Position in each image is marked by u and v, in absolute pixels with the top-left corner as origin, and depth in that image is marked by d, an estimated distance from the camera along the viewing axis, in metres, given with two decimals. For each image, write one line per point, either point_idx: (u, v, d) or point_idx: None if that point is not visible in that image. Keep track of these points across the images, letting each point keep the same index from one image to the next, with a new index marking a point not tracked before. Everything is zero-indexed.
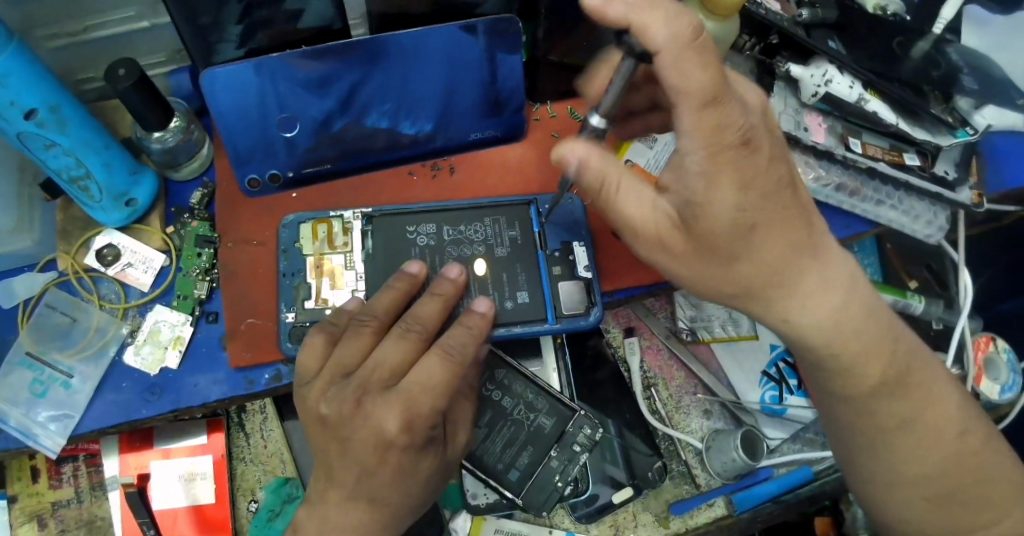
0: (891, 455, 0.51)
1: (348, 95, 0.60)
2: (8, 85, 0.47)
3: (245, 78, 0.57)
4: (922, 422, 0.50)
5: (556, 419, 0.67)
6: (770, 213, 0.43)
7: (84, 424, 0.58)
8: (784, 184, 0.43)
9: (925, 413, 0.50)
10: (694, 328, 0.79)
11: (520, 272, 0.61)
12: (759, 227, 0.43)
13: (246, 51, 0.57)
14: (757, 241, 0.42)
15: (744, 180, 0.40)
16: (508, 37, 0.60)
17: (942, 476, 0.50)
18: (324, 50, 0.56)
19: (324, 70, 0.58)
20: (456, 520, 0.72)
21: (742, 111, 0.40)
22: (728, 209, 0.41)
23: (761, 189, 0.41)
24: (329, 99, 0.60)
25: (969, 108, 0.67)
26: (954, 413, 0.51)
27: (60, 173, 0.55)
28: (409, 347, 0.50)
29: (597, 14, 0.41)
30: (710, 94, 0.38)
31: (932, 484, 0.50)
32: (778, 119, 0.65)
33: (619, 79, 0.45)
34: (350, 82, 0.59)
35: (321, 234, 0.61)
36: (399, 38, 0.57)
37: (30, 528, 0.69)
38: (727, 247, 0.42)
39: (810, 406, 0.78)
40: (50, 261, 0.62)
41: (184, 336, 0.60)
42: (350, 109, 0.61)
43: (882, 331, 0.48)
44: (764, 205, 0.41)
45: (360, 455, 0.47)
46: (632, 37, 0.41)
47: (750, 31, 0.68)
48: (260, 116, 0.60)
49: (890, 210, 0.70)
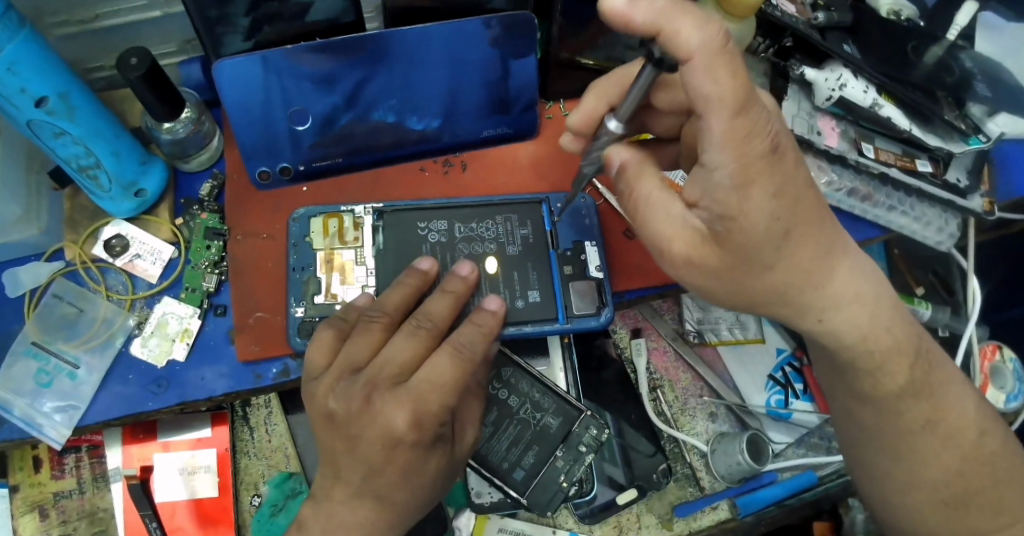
0: (903, 462, 0.51)
1: (353, 92, 0.60)
2: (18, 73, 0.46)
3: (250, 72, 0.56)
4: (927, 431, 0.50)
5: (562, 418, 0.67)
6: (790, 220, 0.42)
7: (89, 415, 0.57)
8: (800, 193, 0.43)
9: (932, 425, 0.50)
10: (701, 330, 0.79)
11: (531, 271, 0.60)
12: (790, 236, 0.42)
13: (253, 43, 0.57)
14: (772, 246, 0.42)
15: (764, 187, 0.40)
16: (522, 33, 0.59)
17: (948, 483, 0.50)
18: (329, 46, 0.56)
19: (330, 66, 0.57)
20: (459, 519, 0.71)
21: (760, 111, 0.39)
22: (749, 213, 0.40)
23: (777, 195, 0.41)
24: (334, 96, 0.60)
25: (981, 116, 0.68)
26: (960, 423, 0.51)
27: (69, 162, 0.55)
28: (420, 343, 0.49)
29: (622, 18, 0.39)
30: (730, 109, 0.38)
31: (936, 491, 0.50)
32: (791, 122, 0.65)
33: (640, 85, 0.44)
34: (353, 81, 0.59)
35: (332, 229, 0.60)
36: (406, 35, 0.57)
37: (30, 519, 0.69)
38: (741, 252, 0.42)
39: (816, 411, 0.78)
40: (57, 250, 0.62)
41: (191, 328, 0.60)
42: (354, 107, 0.61)
43: (890, 341, 0.49)
44: (777, 204, 0.41)
45: (367, 453, 0.47)
46: (654, 41, 0.40)
47: (764, 33, 0.68)
48: (266, 113, 0.59)
49: (901, 216, 0.69)
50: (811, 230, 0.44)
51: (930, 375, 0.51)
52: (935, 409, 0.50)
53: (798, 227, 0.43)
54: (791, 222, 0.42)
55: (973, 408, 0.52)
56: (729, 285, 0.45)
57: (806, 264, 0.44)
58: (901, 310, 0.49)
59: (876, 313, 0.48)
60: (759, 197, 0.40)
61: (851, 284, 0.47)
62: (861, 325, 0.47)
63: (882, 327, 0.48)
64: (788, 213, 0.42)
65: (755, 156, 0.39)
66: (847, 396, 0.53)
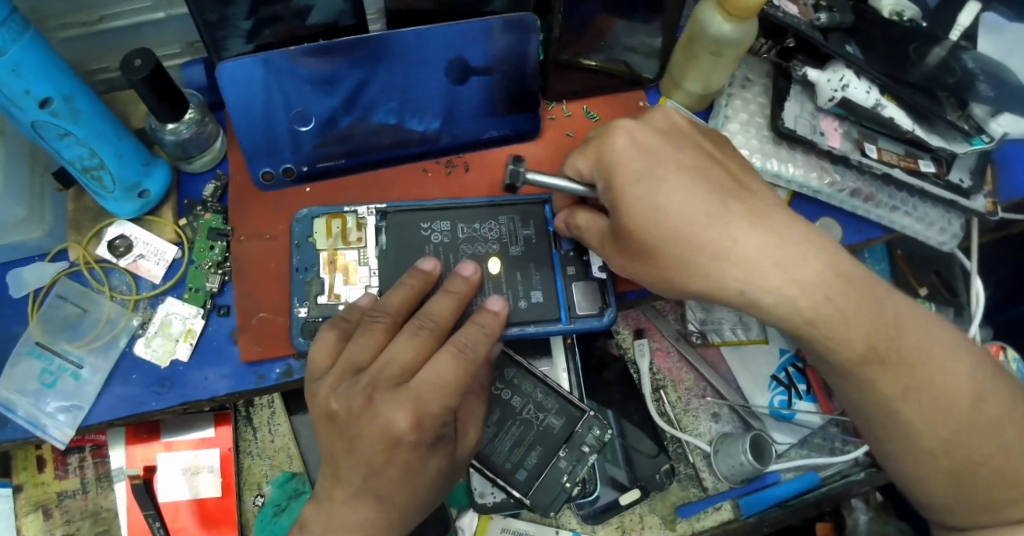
0: (900, 442, 0.49)
1: (353, 93, 0.60)
2: (21, 74, 0.47)
3: (252, 73, 0.56)
4: (919, 401, 0.47)
5: (565, 419, 0.67)
6: (696, 202, 0.46)
7: (93, 415, 0.58)
8: (690, 168, 0.47)
9: (912, 391, 0.47)
10: (704, 331, 0.79)
11: (534, 272, 0.60)
12: (714, 217, 0.46)
13: (255, 45, 0.57)
14: (687, 234, 0.46)
15: (642, 187, 0.47)
16: (519, 33, 0.59)
17: (947, 456, 0.47)
18: (329, 48, 0.56)
19: (329, 70, 0.58)
20: (462, 519, 0.72)
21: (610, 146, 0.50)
22: (633, 201, 0.47)
23: (653, 189, 0.47)
24: (335, 98, 0.60)
25: (984, 116, 0.67)
26: (957, 395, 0.47)
27: (73, 163, 0.55)
28: (421, 343, 0.49)
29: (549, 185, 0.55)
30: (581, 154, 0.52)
31: (938, 463, 0.48)
32: (794, 122, 0.65)
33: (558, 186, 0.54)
34: (355, 81, 0.59)
35: (336, 230, 0.60)
36: (406, 36, 0.57)
37: (34, 519, 0.69)
38: (665, 242, 0.46)
39: (819, 411, 0.78)
40: (62, 250, 0.62)
41: (195, 329, 0.60)
42: (354, 108, 0.61)
43: (867, 342, 0.46)
44: (660, 200, 0.46)
45: (368, 453, 0.47)
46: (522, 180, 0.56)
47: (766, 34, 0.70)
48: (266, 114, 0.59)
49: (904, 216, 0.69)
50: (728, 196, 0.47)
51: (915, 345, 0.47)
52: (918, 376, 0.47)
53: (707, 213, 0.46)
54: (690, 203, 0.46)
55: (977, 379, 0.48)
56: (673, 276, 0.48)
57: (746, 234, 0.45)
58: (876, 282, 0.48)
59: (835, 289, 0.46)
60: (650, 190, 0.47)
61: (801, 250, 0.46)
62: (827, 283, 0.45)
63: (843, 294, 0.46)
64: (678, 193, 0.46)
65: (619, 149, 0.48)
66: (857, 404, 0.51)
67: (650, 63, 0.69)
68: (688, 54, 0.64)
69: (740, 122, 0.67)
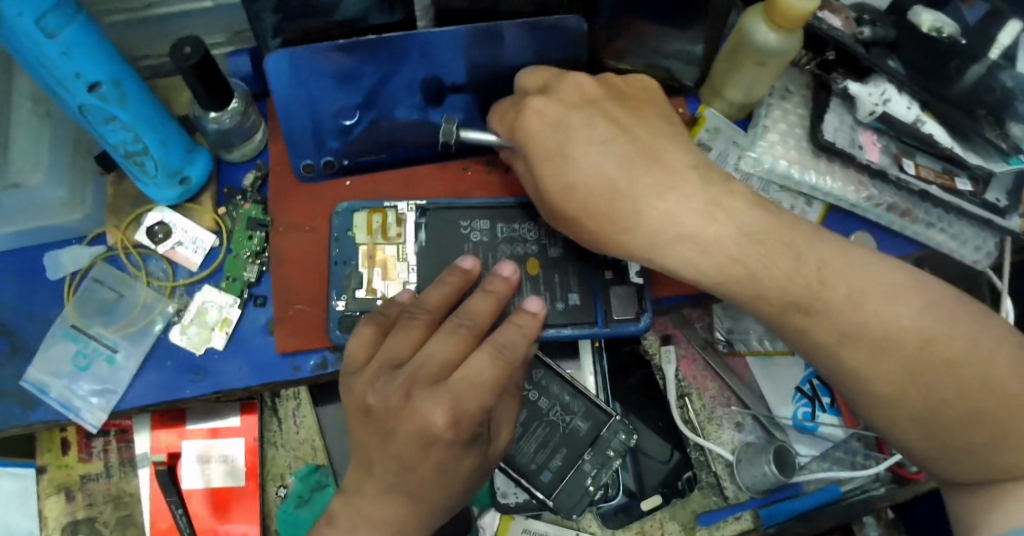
0: None
1: (375, 89, 0.60)
2: (73, 57, 0.46)
3: (279, 69, 0.56)
4: (890, 366, 0.43)
5: (592, 422, 0.67)
6: (606, 177, 0.46)
7: (126, 401, 0.58)
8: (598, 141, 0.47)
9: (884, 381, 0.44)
10: (730, 340, 0.77)
11: (572, 274, 0.60)
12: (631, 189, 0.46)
13: (282, 40, 0.57)
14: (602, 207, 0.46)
15: (553, 161, 0.47)
16: (552, 36, 0.58)
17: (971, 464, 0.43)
18: (355, 45, 0.56)
19: (353, 65, 0.58)
20: (484, 518, 0.72)
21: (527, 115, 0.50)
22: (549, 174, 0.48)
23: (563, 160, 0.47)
24: (356, 95, 0.60)
25: (1022, 135, 0.65)
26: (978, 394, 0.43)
27: (116, 148, 0.54)
28: (460, 343, 0.49)
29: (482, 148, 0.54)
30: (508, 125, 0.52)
31: None
32: (834, 135, 0.65)
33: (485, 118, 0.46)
34: (374, 76, 0.59)
35: (375, 225, 0.60)
36: (433, 35, 0.57)
37: (58, 500, 0.69)
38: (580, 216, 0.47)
39: (843, 425, 0.77)
40: (99, 235, 0.62)
41: (230, 318, 0.59)
42: (376, 103, 0.61)
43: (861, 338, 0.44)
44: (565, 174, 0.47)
45: (405, 449, 0.47)
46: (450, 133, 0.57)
47: (807, 46, 0.67)
48: (290, 109, 0.59)
49: (941, 234, 0.69)
50: (642, 164, 0.47)
51: (843, 292, 0.44)
52: (851, 321, 0.43)
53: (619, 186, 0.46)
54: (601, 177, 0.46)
55: (956, 320, 0.43)
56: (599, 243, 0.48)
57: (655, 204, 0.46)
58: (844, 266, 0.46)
59: (765, 247, 0.45)
60: (560, 164, 0.47)
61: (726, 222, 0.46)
62: (755, 257, 0.45)
63: (778, 252, 0.45)
64: (586, 167, 0.47)
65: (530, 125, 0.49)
66: None
67: (689, 70, 0.68)
68: (732, 64, 0.63)
69: (779, 133, 0.67)
